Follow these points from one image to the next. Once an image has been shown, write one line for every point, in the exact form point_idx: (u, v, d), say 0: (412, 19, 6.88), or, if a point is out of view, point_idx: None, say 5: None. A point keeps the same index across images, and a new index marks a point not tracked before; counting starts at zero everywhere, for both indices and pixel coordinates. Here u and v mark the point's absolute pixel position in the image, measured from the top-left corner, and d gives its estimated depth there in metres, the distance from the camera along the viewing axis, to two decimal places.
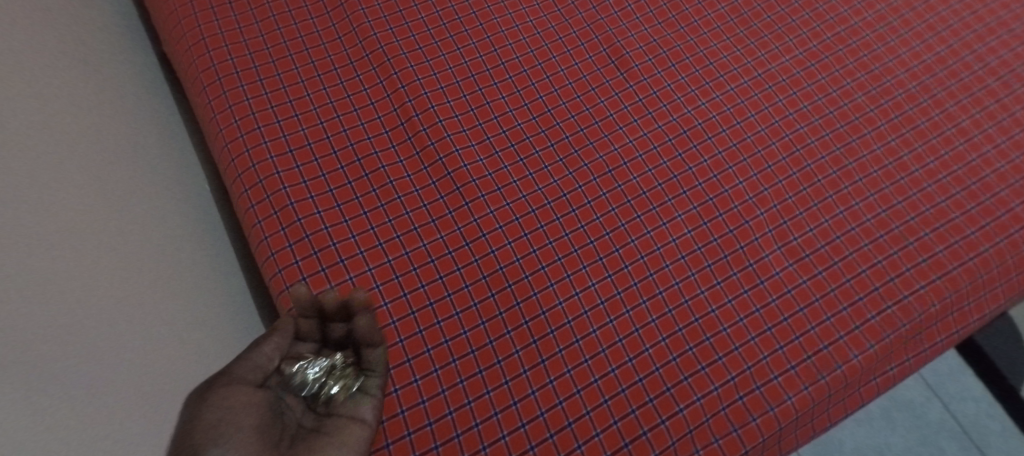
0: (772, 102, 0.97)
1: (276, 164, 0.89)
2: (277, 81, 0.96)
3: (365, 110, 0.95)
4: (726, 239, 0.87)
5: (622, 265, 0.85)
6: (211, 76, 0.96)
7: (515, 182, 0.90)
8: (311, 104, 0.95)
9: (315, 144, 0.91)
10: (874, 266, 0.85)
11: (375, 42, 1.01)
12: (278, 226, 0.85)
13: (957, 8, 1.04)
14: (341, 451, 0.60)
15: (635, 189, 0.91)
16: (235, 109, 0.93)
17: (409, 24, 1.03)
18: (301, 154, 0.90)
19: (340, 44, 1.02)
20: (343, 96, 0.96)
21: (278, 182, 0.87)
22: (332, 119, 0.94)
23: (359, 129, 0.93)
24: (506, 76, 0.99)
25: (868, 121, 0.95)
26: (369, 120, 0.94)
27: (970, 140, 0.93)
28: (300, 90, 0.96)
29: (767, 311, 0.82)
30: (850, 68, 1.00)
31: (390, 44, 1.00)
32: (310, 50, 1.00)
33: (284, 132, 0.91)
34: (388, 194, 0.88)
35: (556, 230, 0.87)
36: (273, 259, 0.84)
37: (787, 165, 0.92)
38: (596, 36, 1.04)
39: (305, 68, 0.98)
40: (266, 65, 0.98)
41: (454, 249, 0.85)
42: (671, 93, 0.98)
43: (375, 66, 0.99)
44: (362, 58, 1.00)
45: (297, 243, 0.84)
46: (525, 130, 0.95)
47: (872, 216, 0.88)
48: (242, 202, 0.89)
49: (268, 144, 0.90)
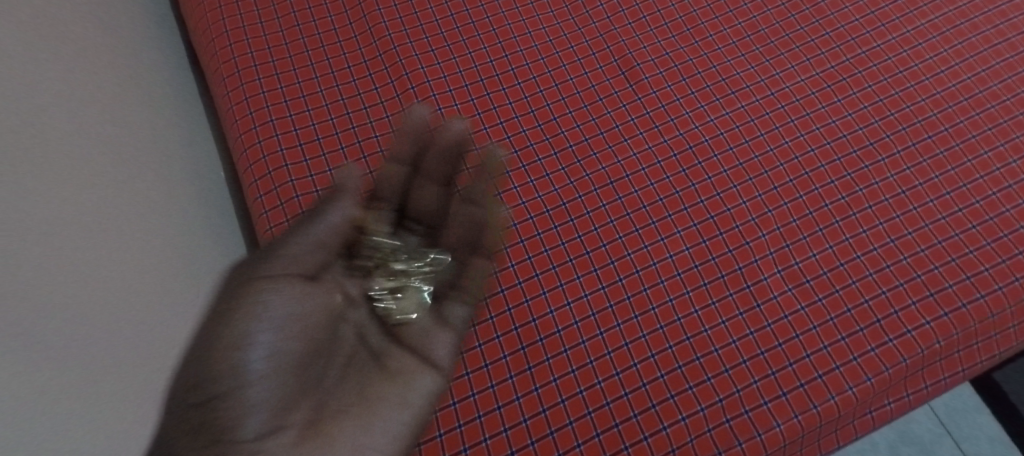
0: (784, 122, 0.95)
1: (285, 157, 0.94)
2: (292, 76, 1.02)
3: (375, 110, 0.99)
4: (724, 259, 0.86)
5: (616, 278, 0.86)
6: (232, 68, 1.03)
7: (515, 188, 0.93)
8: (327, 112, 0.99)
9: (325, 140, 0.96)
10: (878, 296, 0.82)
11: (389, 43, 1.05)
12: (283, 217, 0.90)
13: (989, 35, 1.00)
14: (405, 385, 0.72)
15: (636, 202, 0.91)
16: (251, 101, 0.99)
17: (425, 27, 1.07)
18: (310, 149, 0.95)
19: (360, 55, 1.05)
20: (360, 107, 1.00)
21: (285, 174, 0.93)
22: (342, 116, 0.98)
23: (366, 127, 0.97)
24: (513, 82, 1.01)
25: (882, 147, 0.92)
26: (376, 119, 0.98)
27: (992, 173, 0.89)
28: (319, 99, 1.00)
29: (761, 335, 0.81)
30: (868, 91, 0.97)
31: (403, 46, 1.05)
32: (331, 61, 1.04)
33: (295, 125, 0.97)
34: None
35: (552, 240, 0.89)
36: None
37: (794, 187, 0.90)
38: (608, 46, 1.04)
39: (321, 65, 1.03)
40: (284, 60, 1.04)
41: None
42: (680, 107, 0.97)
43: (387, 66, 1.03)
44: (375, 58, 1.04)
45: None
46: (530, 138, 0.96)
47: (880, 245, 0.85)
48: (253, 192, 0.94)
49: (279, 136, 0.96)
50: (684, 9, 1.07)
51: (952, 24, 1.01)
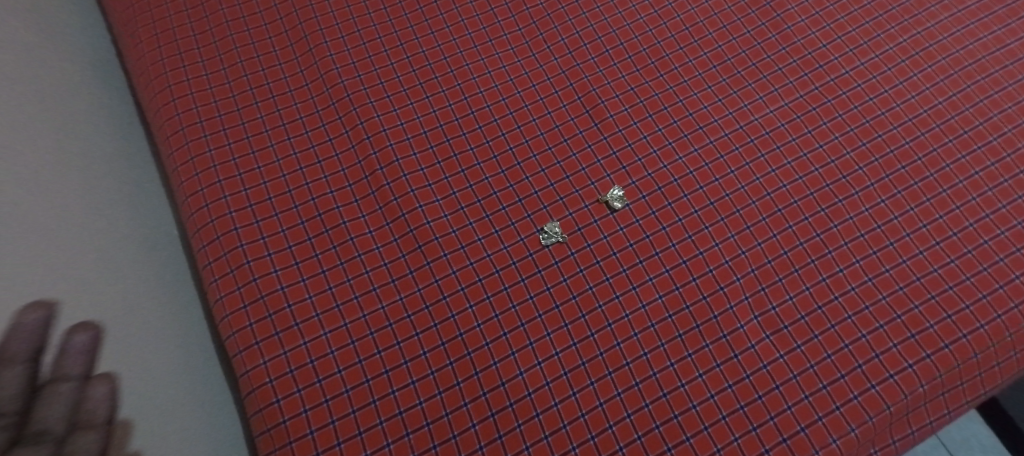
0: (769, 149, 0.88)
1: (235, 219, 0.83)
2: (235, 117, 0.91)
3: (323, 147, 0.90)
4: (699, 307, 0.79)
5: (588, 333, 0.78)
6: (171, 111, 0.91)
7: (480, 239, 0.84)
8: (269, 141, 0.89)
9: (276, 198, 0.85)
10: (876, 331, 0.76)
11: (335, 77, 0.95)
12: (234, 285, 0.80)
13: (973, 49, 0.94)
14: None
15: (605, 249, 0.83)
16: (191, 146, 0.88)
17: (373, 59, 0.97)
18: (261, 209, 0.84)
19: (302, 78, 0.96)
20: (308, 147, 0.90)
21: (235, 239, 0.82)
22: (295, 172, 0.88)
23: (321, 182, 0.87)
24: (476, 126, 0.92)
25: (872, 172, 0.86)
26: (332, 173, 0.88)
27: (984, 194, 0.83)
28: (258, 125, 0.91)
29: (758, 377, 0.75)
30: (854, 112, 0.90)
31: (352, 79, 0.95)
32: (271, 85, 0.94)
33: (245, 186, 0.86)
34: (348, 251, 0.82)
35: (520, 293, 0.80)
36: (228, 321, 0.79)
37: (767, 226, 0.83)
38: (571, 83, 0.95)
39: (266, 103, 0.93)
40: (227, 100, 0.92)
41: (413, 313, 0.79)
42: (647, 146, 0.90)
43: (334, 101, 0.93)
44: (322, 93, 0.94)
45: (253, 304, 0.79)
46: (493, 185, 0.88)
47: (874, 275, 0.79)
48: (201, 258, 0.83)
49: (228, 198, 0.85)
50: (640, 29, 0.99)
51: (920, 47, 0.95)
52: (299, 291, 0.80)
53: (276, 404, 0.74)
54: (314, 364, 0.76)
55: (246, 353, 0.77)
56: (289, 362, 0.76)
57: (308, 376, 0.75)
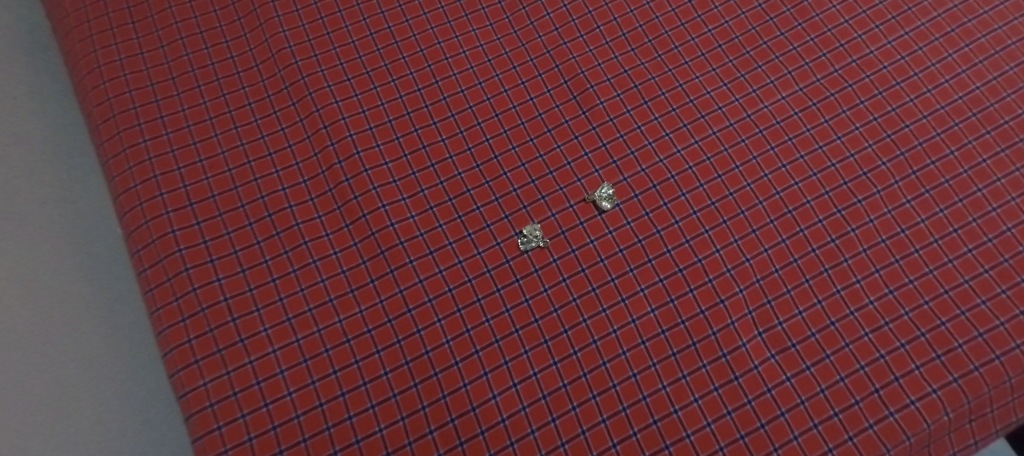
0: (779, 141, 0.78)
1: (172, 220, 0.73)
2: (175, 102, 0.80)
3: (275, 138, 0.78)
4: (695, 323, 0.70)
5: (571, 351, 0.69)
6: (101, 95, 0.81)
7: (451, 244, 0.73)
8: (212, 129, 0.79)
9: (220, 197, 0.74)
10: (896, 351, 0.67)
11: (289, 57, 0.83)
12: (171, 295, 0.69)
13: (1020, 23, 0.81)
14: None
15: (591, 255, 0.73)
16: (123, 135, 0.77)
17: (332, 36, 0.85)
18: (202, 210, 0.74)
19: (251, 57, 0.85)
20: (257, 136, 0.78)
21: (172, 242, 0.71)
22: (242, 165, 0.76)
23: (272, 178, 0.76)
24: (448, 114, 0.81)
25: (896, 167, 0.76)
26: (285, 167, 0.77)
27: None
28: (200, 113, 0.80)
29: (761, 403, 0.66)
30: (877, 98, 0.79)
31: (307, 60, 0.83)
32: (216, 66, 0.84)
33: (183, 181, 0.75)
34: (301, 257, 0.71)
35: (496, 305, 0.70)
36: (165, 336, 0.68)
37: (776, 229, 0.74)
38: (557, 65, 0.84)
39: (210, 87, 0.82)
40: (165, 83, 0.82)
41: (374, 328, 0.69)
42: (641, 136, 0.79)
43: (287, 85, 0.82)
44: (273, 75, 0.83)
45: (193, 317, 0.68)
46: (467, 182, 0.76)
47: (896, 287, 0.70)
48: (135, 263, 0.73)
49: (164, 196, 0.74)
50: (636, 2, 0.88)
51: (956, 22, 0.83)
52: (245, 302, 0.69)
53: (216, 432, 0.64)
54: (261, 386, 0.66)
55: (184, 373, 0.66)
56: (232, 384, 0.66)
57: (254, 400, 0.65)
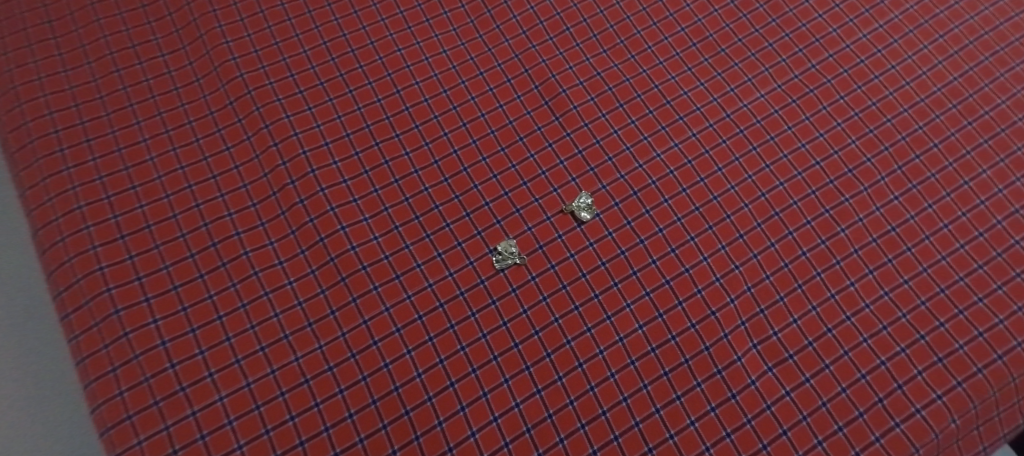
0: (762, 141, 0.75)
1: (93, 235, 0.61)
2: (97, 106, 0.69)
3: (210, 141, 0.69)
4: (686, 338, 0.65)
5: (555, 376, 0.62)
6: (11, 101, 0.69)
7: (420, 265, 0.66)
8: (140, 134, 0.68)
9: (149, 207, 0.64)
10: (897, 356, 0.64)
11: (232, 69, 0.73)
12: (99, 342, 0.57)
13: (988, 14, 0.81)
14: None
15: (572, 270, 0.67)
16: (36, 144, 0.66)
17: (281, 45, 0.76)
18: (128, 221, 0.63)
19: (184, 55, 0.74)
20: (190, 139, 0.69)
21: (92, 260, 0.60)
22: (174, 171, 0.66)
23: (210, 184, 0.66)
24: (411, 125, 0.73)
25: (881, 163, 0.73)
26: (223, 171, 0.67)
27: (1012, 185, 0.71)
28: (127, 116, 0.69)
29: (762, 421, 0.61)
30: (858, 93, 0.77)
31: (254, 72, 0.74)
32: (143, 65, 0.73)
33: (107, 191, 0.64)
34: (252, 289, 0.62)
35: (471, 331, 0.63)
36: (90, 391, 0.56)
37: (764, 233, 0.70)
38: (527, 69, 0.79)
39: (137, 88, 0.71)
40: (85, 85, 0.70)
41: (336, 365, 0.60)
42: (619, 141, 0.75)
43: (232, 100, 0.72)
44: (216, 90, 0.72)
45: (124, 365, 0.57)
46: (434, 198, 0.69)
47: (891, 289, 0.67)
48: (50, 288, 0.61)
49: (83, 209, 0.63)
50: (606, 2, 0.84)
51: (928, 14, 0.81)
52: (187, 345, 0.58)
53: None
54: (205, 440, 0.55)
55: (114, 432, 0.55)
56: (172, 441, 0.55)
57: None
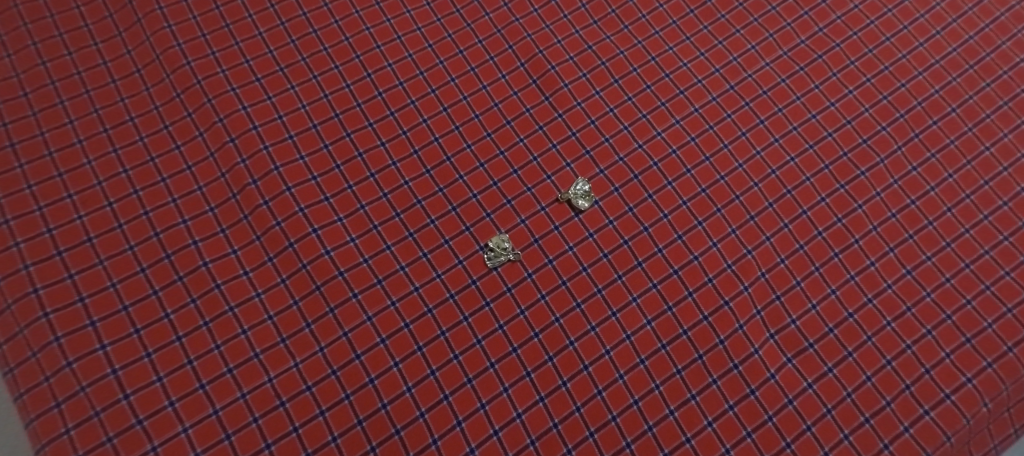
0: (769, 113, 0.69)
1: (24, 253, 0.54)
2: (21, 105, 0.61)
3: (157, 140, 0.61)
4: (699, 332, 0.59)
5: (559, 382, 0.56)
6: None
7: (404, 267, 0.59)
8: (74, 135, 0.60)
9: (90, 217, 0.56)
10: (923, 339, 0.59)
11: (177, 56, 0.65)
12: (39, 375, 0.51)
13: None
14: None
15: (572, 264, 0.61)
16: None
17: (233, 28, 0.68)
18: (65, 235, 0.55)
19: (120, 43, 0.66)
20: (133, 138, 0.61)
21: (25, 282, 0.53)
22: (116, 175, 0.59)
23: (159, 188, 0.59)
24: (386, 112, 0.66)
25: (897, 131, 0.68)
26: (173, 173, 0.60)
27: None
28: (58, 115, 0.61)
29: (784, 418, 0.56)
30: (868, 57, 0.72)
31: (203, 59, 0.66)
32: (73, 56, 0.64)
33: (38, 202, 0.56)
34: (214, 305, 0.55)
35: (464, 337, 0.57)
36: (31, 431, 0.49)
37: (776, 214, 0.64)
38: (511, 45, 0.71)
39: (68, 82, 0.63)
40: (7, 82, 0.62)
41: (314, 384, 0.53)
42: (615, 120, 0.68)
43: (179, 91, 0.64)
44: (160, 80, 0.65)
45: (70, 400, 0.50)
46: (415, 192, 0.62)
47: (914, 267, 0.62)
48: None
49: (11, 223, 0.55)
50: None
51: None
52: (143, 372, 0.52)
53: None
54: None
55: None
56: None
57: None
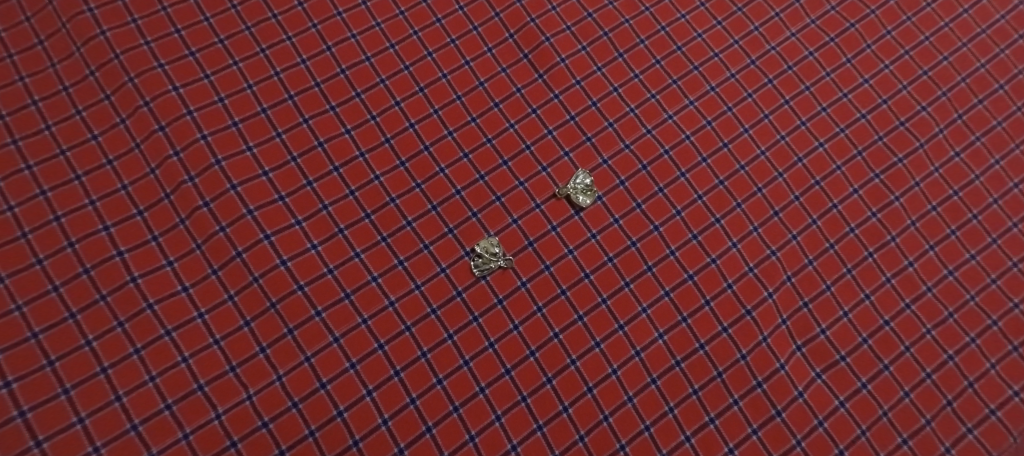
0: (795, 92, 0.59)
1: None
2: None
3: (68, 128, 0.49)
4: (718, 346, 0.51)
5: (558, 407, 0.48)
6: None
7: (376, 278, 0.49)
8: None
9: None
10: (967, 348, 0.52)
11: (89, 25, 0.52)
12: None
13: None
14: None
15: (572, 270, 0.52)
16: None
17: None
18: None
19: (16, 8, 0.53)
20: (38, 127, 0.49)
21: None
22: (18, 173, 0.47)
23: (73, 188, 0.48)
24: (351, 93, 0.54)
25: (939, 112, 0.59)
26: (90, 169, 0.48)
27: None
28: None
29: (814, 441, 0.49)
30: (907, 26, 0.62)
31: (120, 29, 0.52)
32: None
33: None
34: (147, 330, 0.45)
35: (449, 358, 0.48)
36: None
37: (803, 208, 0.55)
38: (497, 13, 0.60)
39: None
40: None
41: (271, 421, 0.45)
42: (620, 102, 0.58)
43: (93, 68, 0.51)
44: (70, 54, 0.52)
45: None
46: (388, 188, 0.52)
47: (956, 267, 0.54)
48: None
49: None
50: None
51: None
52: (59, 414, 0.43)
53: None
54: None
55: None
56: None
57: None
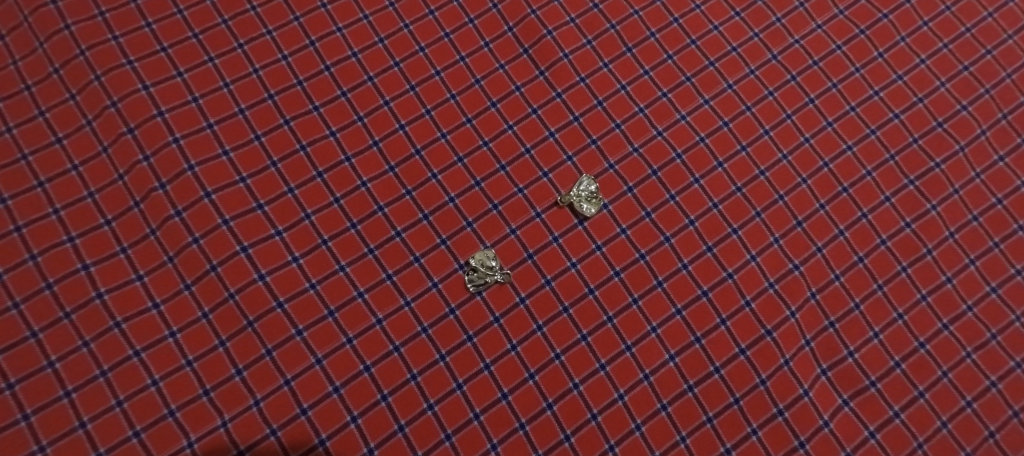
0: (821, 90, 0.54)
1: None
2: None
3: (30, 130, 0.46)
4: (734, 369, 0.46)
5: (559, 435, 0.44)
6: None
7: (361, 294, 0.46)
8: None
9: None
10: (1012, 374, 0.47)
11: (53, 18, 0.49)
12: None
13: None
14: None
15: (575, 286, 0.48)
16: None
17: None
18: None
19: None
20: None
21: None
22: None
23: (35, 195, 0.45)
24: (336, 92, 0.50)
25: (981, 111, 0.54)
26: (54, 175, 0.45)
27: None
28: None
29: None
30: (945, 16, 0.57)
31: (87, 23, 0.49)
32: None
33: None
34: (113, 350, 0.42)
35: (441, 381, 0.44)
36: None
37: (830, 218, 0.51)
38: (495, 4, 0.55)
39: None
40: None
41: (248, 450, 0.41)
42: (628, 101, 0.53)
43: (58, 65, 0.48)
44: (33, 50, 0.49)
45: None
46: (375, 195, 0.48)
47: (1000, 283, 0.49)
48: None
49: None
50: None
51: None
52: (18, 442, 0.39)
53: None
54: None
55: None
56: None
57: None
